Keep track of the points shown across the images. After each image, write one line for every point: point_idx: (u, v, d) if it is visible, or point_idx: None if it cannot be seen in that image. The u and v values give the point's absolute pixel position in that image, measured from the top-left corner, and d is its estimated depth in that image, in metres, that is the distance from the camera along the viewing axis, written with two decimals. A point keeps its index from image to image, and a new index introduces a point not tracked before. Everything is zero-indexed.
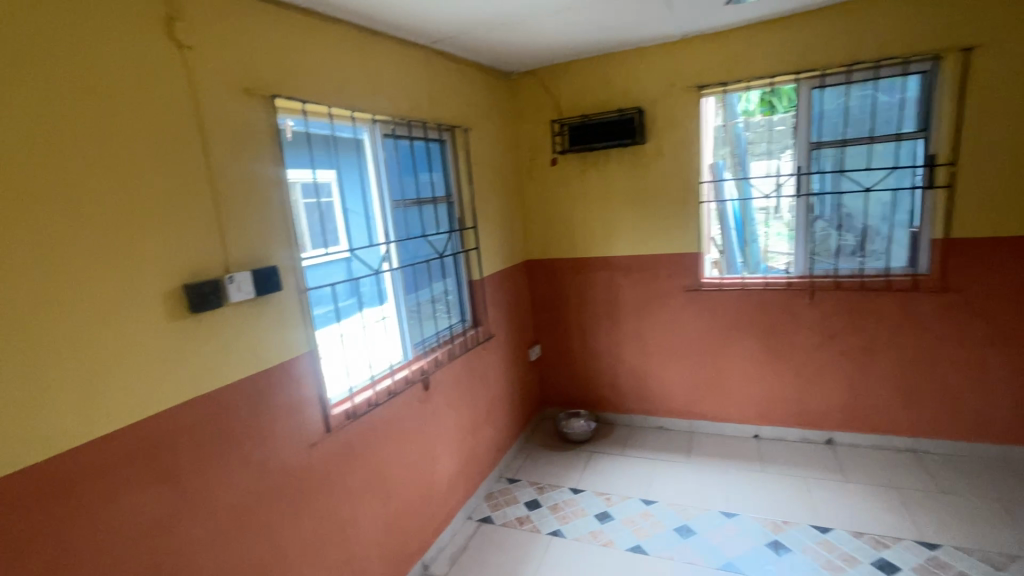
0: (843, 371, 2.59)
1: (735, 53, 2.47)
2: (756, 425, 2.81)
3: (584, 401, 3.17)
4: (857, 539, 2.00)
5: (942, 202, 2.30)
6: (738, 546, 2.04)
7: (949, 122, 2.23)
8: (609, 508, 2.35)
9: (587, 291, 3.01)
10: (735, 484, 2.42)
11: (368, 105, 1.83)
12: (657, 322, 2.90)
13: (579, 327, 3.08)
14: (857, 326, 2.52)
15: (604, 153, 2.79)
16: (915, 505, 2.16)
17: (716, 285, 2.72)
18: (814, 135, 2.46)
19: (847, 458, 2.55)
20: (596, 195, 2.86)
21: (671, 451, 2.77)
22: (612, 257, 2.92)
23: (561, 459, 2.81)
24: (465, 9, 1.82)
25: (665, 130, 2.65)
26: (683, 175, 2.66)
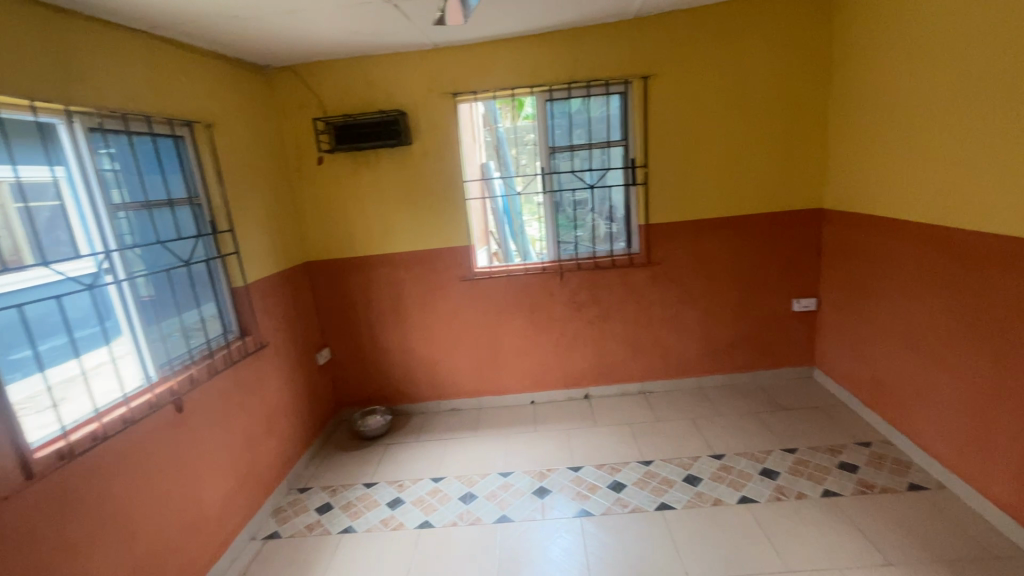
0: (590, 336, 3.15)
1: (481, 66, 2.79)
2: (531, 392, 3.23)
3: (380, 397, 3.24)
4: (598, 470, 2.48)
5: (642, 196, 2.94)
6: (510, 499, 2.34)
7: (641, 133, 2.86)
8: (400, 494, 2.46)
9: (372, 288, 3.07)
10: (512, 447, 2.76)
11: (62, 95, 1.58)
12: (440, 312, 3.11)
13: (367, 325, 3.13)
14: (596, 298, 3.09)
15: (374, 153, 2.88)
16: (640, 434, 2.75)
17: (487, 273, 3.06)
18: (550, 140, 2.93)
19: (598, 408, 3.11)
20: (370, 194, 2.94)
21: (461, 429, 3.01)
22: (392, 254, 3.03)
23: (357, 458, 2.82)
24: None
25: (428, 132, 2.87)
26: (449, 175, 2.92)
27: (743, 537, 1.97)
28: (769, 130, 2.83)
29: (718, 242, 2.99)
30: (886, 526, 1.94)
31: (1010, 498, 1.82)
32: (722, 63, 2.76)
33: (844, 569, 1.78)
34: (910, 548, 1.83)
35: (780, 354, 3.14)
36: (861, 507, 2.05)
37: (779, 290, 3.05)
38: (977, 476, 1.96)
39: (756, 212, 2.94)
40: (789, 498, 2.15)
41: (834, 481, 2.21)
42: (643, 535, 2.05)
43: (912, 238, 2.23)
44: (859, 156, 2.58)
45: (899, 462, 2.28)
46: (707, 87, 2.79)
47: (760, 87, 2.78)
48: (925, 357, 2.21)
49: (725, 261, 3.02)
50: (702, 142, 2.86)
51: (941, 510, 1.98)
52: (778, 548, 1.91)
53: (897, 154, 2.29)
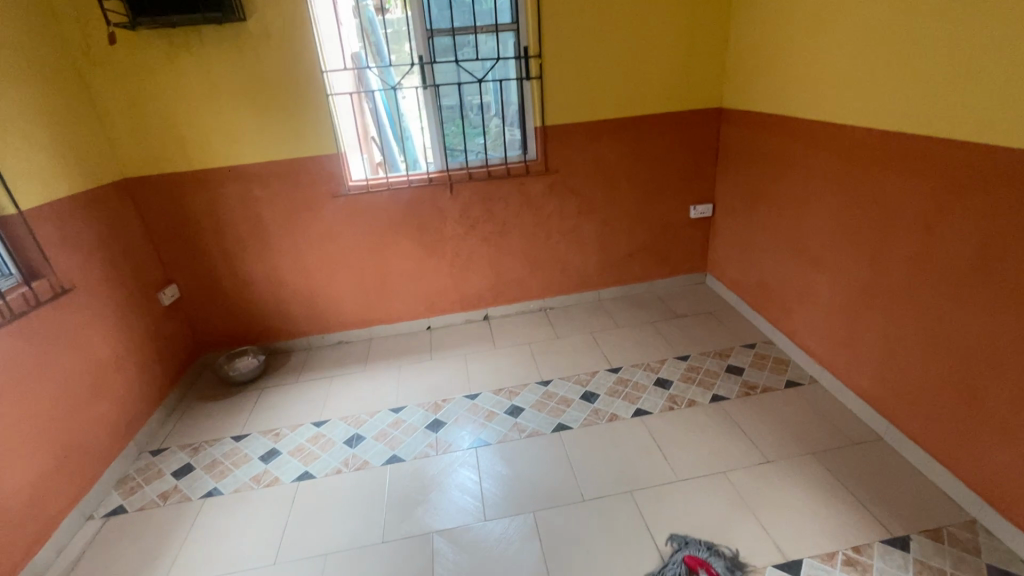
0: (486, 254, 2.90)
1: None
2: (426, 318, 2.98)
3: (250, 335, 2.82)
4: (496, 395, 2.35)
5: (536, 93, 2.59)
6: (401, 437, 2.15)
7: (533, 14, 2.44)
8: (276, 444, 2.18)
9: (220, 210, 2.53)
10: (406, 380, 2.54)
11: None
12: (311, 236, 2.67)
13: (222, 255, 2.61)
14: (490, 212, 2.80)
15: (194, 31, 2.21)
16: (539, 354, 2.65)
17: (363, 188, 2.63)
18: (428, 21, 2.43)
19: (498, 329, 2.95)
20: (196, 88, 2.29)
21: (349, 363, 2.73)
22: (241, 167, 2.47)
23: (224, 408, 2.46)
24: None
25: (267, 4, 2.23)
26: (302, 64, 2.35)
27: (638, 451, 1.96)
28: (672, 15, 2.54)
29: (617, 145, 2.77)
30: (765, 423, 2.02)
31: (871, 388, 1.95)
32: None
33: (728, 470, 1.83)
34: (785, 442, 1.92)
35: (676, 262, 3.13)
36: (745, 408, 2.11)
37: (677, 197, 2.96)
38: (845, 370, 2.07)
39: (656, 111, 2.73)
40: (680, 406, 2.17)
41: (722, 385, 2.26)
42: (541, 459, 1.98)
43: (805, 137, 2.14)
44: (761, 46, 2.39)
45: (779, 361, 2.38)
46: None
47: None
48: (807, 260, 2.23)
49: (625, 167, 2.83)
50: (603, 28, 2.51)
51: (813, 403, 2.10)
52: (669, 457, 1.92)
53: (798, 42, 2.12)
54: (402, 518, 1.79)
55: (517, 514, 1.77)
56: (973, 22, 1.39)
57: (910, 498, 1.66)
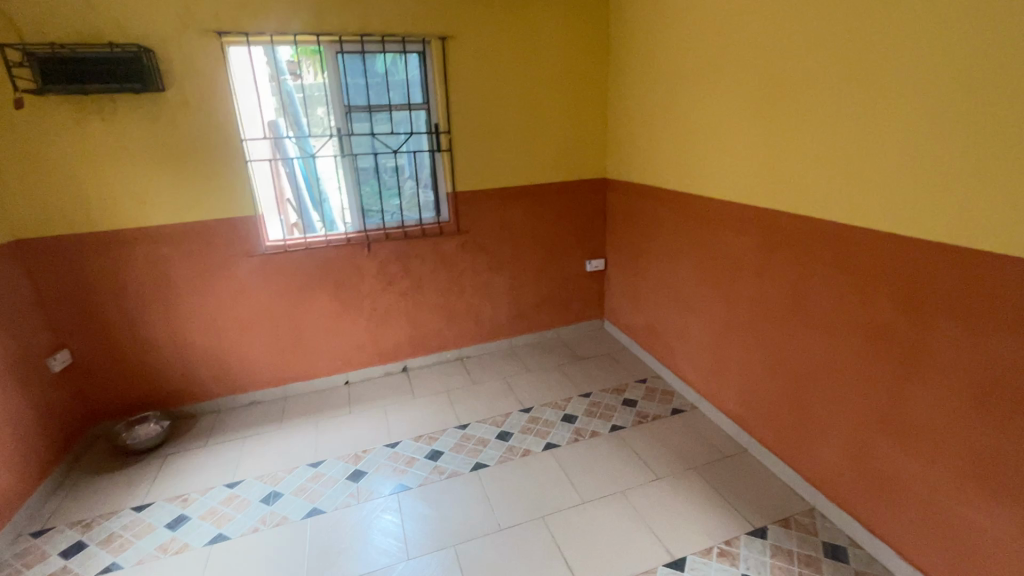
0: (403, 308, 3.06)
1: (251, 3, 2.39)
2: (344, 373, 3.03)
3: (150, 400, 2.68)
4: (416, 442, 2.46)
5: (447, 163, 2.91)
6: (321, 490, 2.17)
7: (442, 96, 2.79)
8: (184, 511, 2.09)
9: (125, 271, 2.48)
10: (324, 434, 2.56)
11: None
12: (225, 295, 2.68)
13: (124, 317, 2.53)
14: (406, 268, 3.00)
15: (108, 98, 2.27)
16: (457, 400, 2.80)
17: (280, 247, 2.72)
18: (346, 98, 2.68)
19: (416, 379, 3.07)
20: (107, 151, 2.32)
21: (263, 423, 2.68)
22: (151, 228, 2.48)
23: (121, 479, 2.31)
24: None
25: (187, 78, 2.36)
26: (221, 131, 2.47)
27: (548, 480, 2.16)
28: (560, 102, 3.02)
29: (520, 209, 3.14)
30: (655, 446, 2.33)
31: (735, 408, 2.34)
32: (517, 31, 2.82)
33: (625, 489, 2.09)
34: (671, 461, 2.23)
35: (577, 310, 3.49)
36: (638, 434, 2.41)
37: (575, 254, 3.36)
38: (715, 395, 2.46)
39: (552, 180, 3.16)
40: (584, 437, 2.42)
41: (619, 416, 2.56)
42: (460, 497, 2.10)
43: (670, 203, 2.62)
44: (631, 129, 2.92)
45: (665, 392, 2.75)
46: (507, 54, 2.84)
47: (549, 60, 2.93)
48: (680, 304, 2.66)
49: (528, 227, 3.19)
50: (503, 110, 2.92)
51: (693, 426, 2.46)
52: (576, 482, 2.14)
53: (658, 129, 2.65)
54: (324, 568, 1.82)
55: (439, 550, 1.86)
56: (771, 126, 1.91)
57: (767, 496, 2.00)
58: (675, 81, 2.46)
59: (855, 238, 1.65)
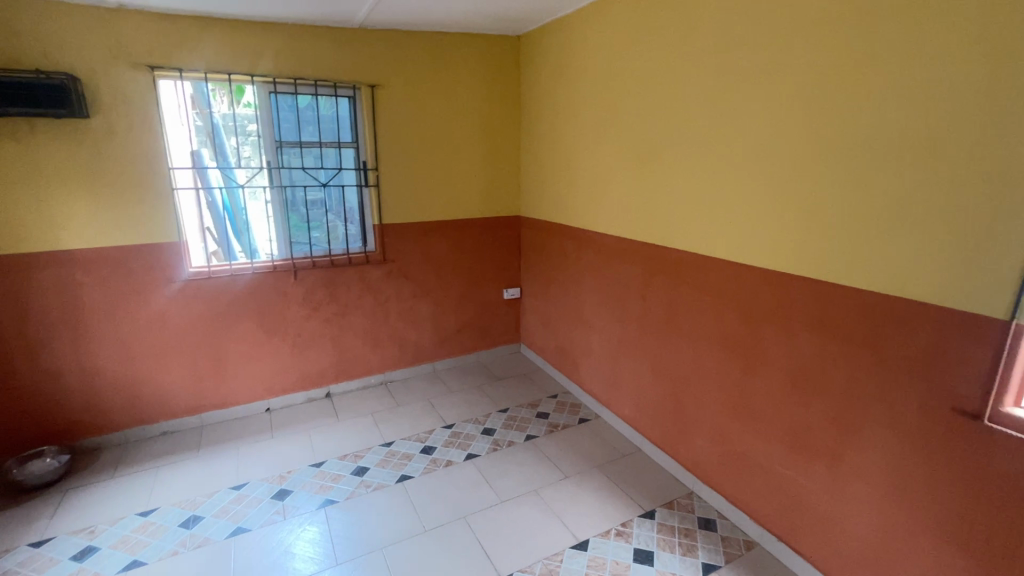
0: (328, 334, 3.16)
1: (186, 42, 2.52)
2: (266, 400, 3.04)
3: (47, 434, 2.53)
4: (341, 460, 2.55)
5: (374, 197, 3.14)
6: (244, 510, 2.20)
7: (371, 137, 3.04)
8: (92, 541, 2.02)
9: (29, 296, 2.39)
10: (245, 459, 2.57)
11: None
12: (141, 321, 2.64)
13: (24, 345, 2.41)
14: (332, 295, 3.12)
15: (26, 122, 2.26)
16: (381, 421, 2.93)
17: (204, 273, 2.75)
18: (277, 134, 2.84)
19: (340, 404, 3.14)
20: (19, 173, 2.28)
21: (177, 452, 2.62)
22: (64, 252, 2.43)
23: (13, 517, 2.16)
24: None
25: (115, 106, 2.41)
26: (147, 159, 2.52)
27: (469, 485, 2.36)
28: (479, 148, 3.39)
29: (443, 241, 3.41)
30: (564, 450, 2.62)
31: (630, 413, 2.71)
32: (440, 84, 3.17)
33: (538, 488, 2.34)
34: (578, 462, 2.53)
35: (496, 336, 3.77)
36: (550, 441, 2.70)
37: (493, 283, 3.67)
38: (614, 403, 2.83)
39: (472, 216, 3.47)
40: (503, 447, 2.66)
41: (533, 427, 2.83)
42: (387, 506, 2.24)
43: (574, 238, 3.04)
44: (541, 173, 3.34)
45: (574, 404, 3.08)
46: (431, 103, 3.17)
47: (468, 109, 3.29)
48: (584, 325, 3.04)
49: (450, 258, 3.46)
50: (427, 152, 3.22)
51: (596, 432, 2.79)
52: (495, 485, 2.36)
53: (563, 174, 3.08)
54: None
55: (367, 554, 1.98)
56: (647, 176, 2.38)
57: (656, 485, 2.36)
58: (575, 135, 2.91)
59: (709, 265, 2.11)
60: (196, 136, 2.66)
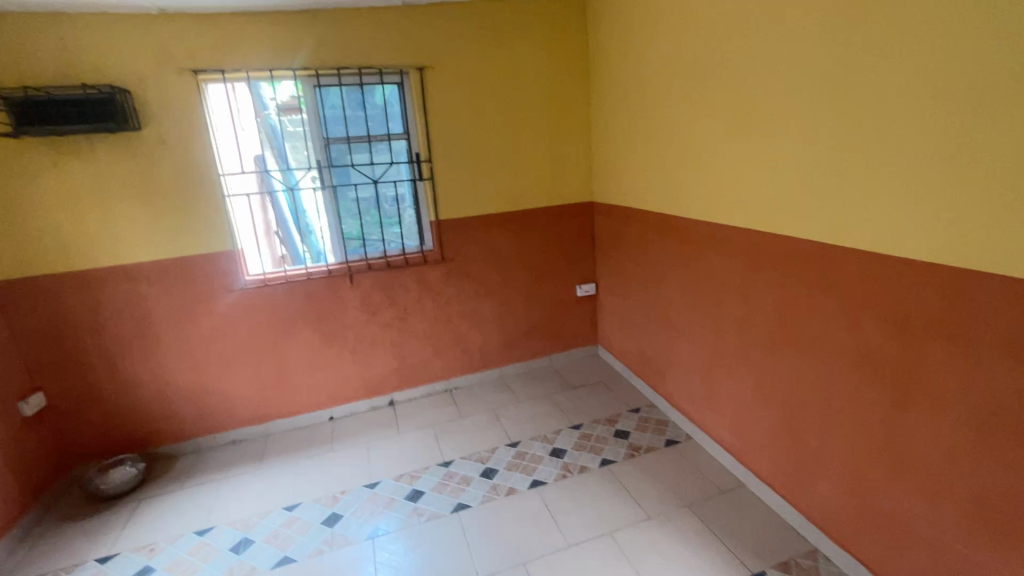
0: (388, 339, 2.99)
1: (227, 41, 2.41)
2: (328, 408, 2.95)
3: (129, 441, 2.62)
4: (397, 481, 2.35)
5: (429, 192, 2.88)
6: (293, 536, 2.07)
7: (423, 126, 2.78)
8: (150, 561, 2.00)
9: (102, 310, 2.45)
10: (303, 475, 2.46)
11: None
12: (204, 331, 2.63)
13: (101, 357, 2.48)
14: (391, 299, 2.94)
15: (84, 139, 2.27)
16: (442, 435, 2.70)
17: (260, 281, 2.68)
18: (324, 130, 2.67)
19: (402, 413, 2.97)
20: (82, 190, 2.31)
21: (241, 463, 2.60)
22: (128, 266, 2.45)
23: (91, 527, 2.22)
24: None
25: (164, 115, 2.37)
26: (197, 167, 2.46)
27: (532, 521, 2.03)
28: (543, 128, 3.00)
29: (507, 235, 3.08)
30: (646, 481, 2.20)
31: (730, 439, 2.21)
32: (497, 59, 2.82)
33: (614, 530, 1.96)
34: (663, 497, 2.10)
35: (570, 337, 3.39)
36: (629, 469, 2.29)
37: (565, 279, 3.28)
38: (710, 424, 2.34)
39: (538, 205, 3.10)
40: (573, 473, 2.29)
41: (610, 449, 2.43)
42: (438, 542, 1.98)
43: (656, 226, 2.55)
44: (615, 152, 2.87)
45: (659, 422, 2.62)
46: (488, 82, 2.83)
47: (528, 85, 2.91)
48: (670, 329, 2.56)
49: (515, 254, 3.13)
50: (485, 137, 2.89)
51: (687, 458, 2.32)
52: (561, 523, 2.02)
53: (641, 150, 2.60)
54: None
55: None
56: (749, 144, 1.85)
57: (766, 536, 1.86)
58: (654, 101, 2.41)
59: (840, 258, 1.56)
60: (253, 140, 2.59)
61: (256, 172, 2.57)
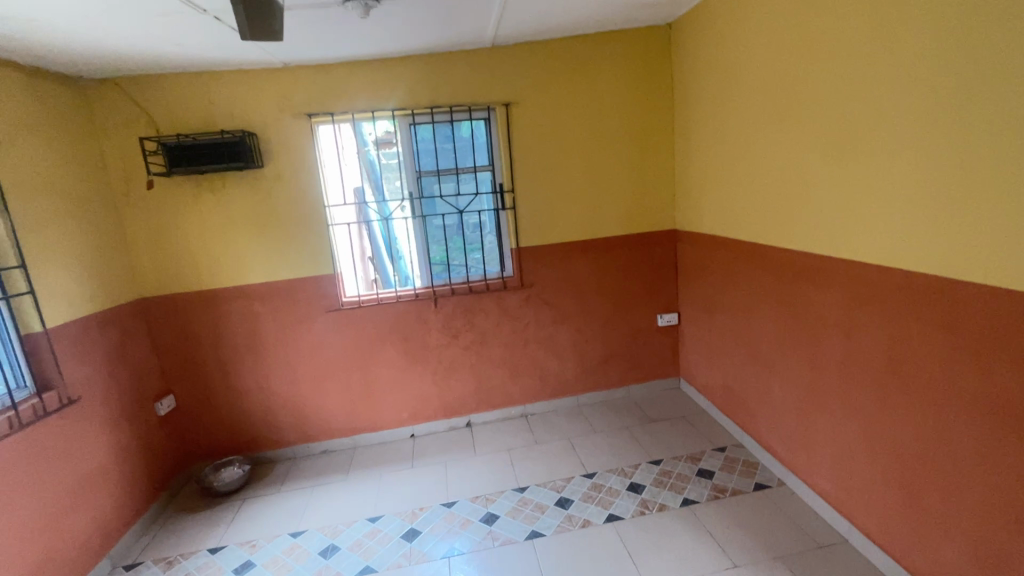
0: (468, 362, 3.09)
1: (337, 87, 2.70)
2: (410, 426, 3.08)
3: (237, 444, 2.90)
4: (473, 502, 2.40)
5: (511, 221, 2.99)
6: (376, 547, 2.16)
7: (507, 159, 2.91)
8: (251, 556, 2.19)
9: (223, 325, 2.77)
10: (386, 488, 2.58)
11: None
12: (304, 348, 2.88)
13: (219, 366, 2.80)
14: (471, 323, 3.05)
15: (219, 177, 2.63)
16: (517, 460, 2.71)
17: (355, 303, 2.90)
18: (417, 164, 2.88)
19: (479, 436, 3.03)
20: (214, 220, 2.67)
21: (331, 472, 2.78)
22: (246, 286, 2.76)
23: (204, 520, 2.47)
24: None
25: (282, 154, 2.69)
26: (307, 199, 2.75)
27: (608, 557, 1.98)
28: (626, 156, 3.01)
29: (586, 262, 3.10)
30: (733, 527, 2.06)
31: (830, 487, 2.02)
32: (581, 92, 2.89)
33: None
34: (752, 546, 1.95)
35: (649, 368, 3.30)
36: (713, 511, 2.16)
37: (645, 308, 3.21)
38: (805, 470, 2.15)
39: (618, 233, 3.10)
40: (652, 511, 2.21)
41: (692, 489, 2.31)
42: (513, 568, 1.99)
43: (744, 255, 2.45)
44: (700, 179, 2.81)
45: (747, 464, 2.46)
46: (571, 114, 2.91)
47: (610, 115, 2.94)
48: (760, 364, 2.42)
49: (594, 281, 3.13)
50: (567, 167, 2.96)
51: (779, 506, 2.15)
52: (639, 562, 1.94)
53: (727, 178, 2.53)
54: None
55: None
56: (850, 170, 1.75)
57: None
58: (743, 128, 2.35)
59: (962, 292, 1.41)
60: (354, 174, 2.84)
61: (355, 205, 2.80)
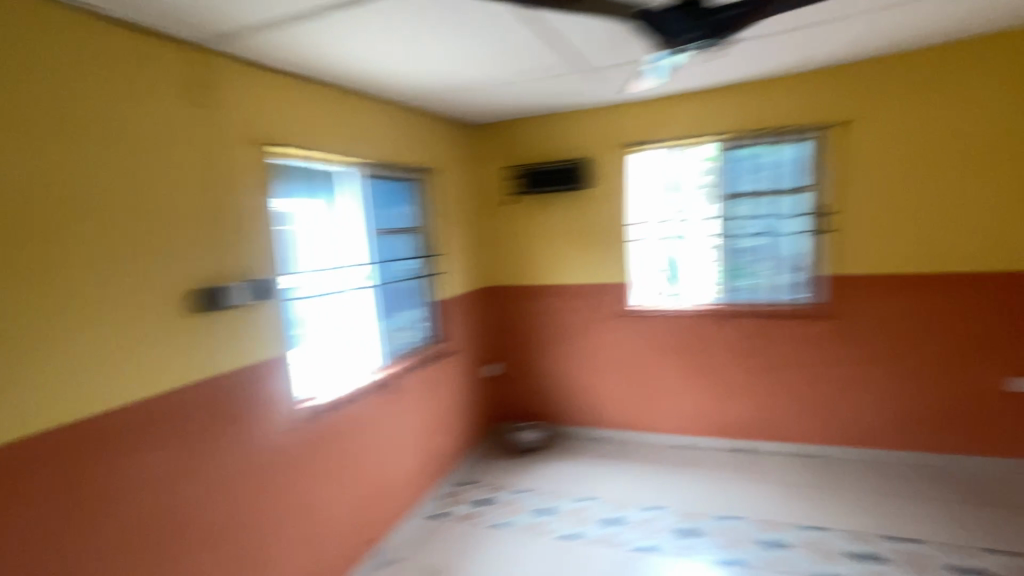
0: (749, 388, 3.05)
1: (654, 120, 3.03)
2: (681, 436, 3.22)
3: (533, 415, 3.53)
4: (750, 522, 2.41)
5: (826, 247, 2.81)
6: (651, 531, 2.41)
7: (833, 180, 2.75)
8: (546, 505, 2.69)
9: (537, 316, 3.41)
10: (657, 484, 2.80)
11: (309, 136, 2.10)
12: (596, 346, 3.32)
13: (529, 349, 3.46)
14: (758, 349, 3.00)
15: (551, 196, 3.27)
16: (801, 497, 2.59)
17: (642, 312, 3.20)
18: (728, 186, 2.97)
19: (754, 463, 2.97)
20: (543, 231, 3.32)
21: (606, 457, 3.14)
22: (558, 287, 3.34)
23: (509, 468, 3.12)
24: (442, 69, 2.17)
25: (600, 179, 3.17)
26: (616, 217, 3.17)
27: None
28: (991, 181, 2.50)
29: (914, 301, 2.69)
30: None
31: None
32: (931, 109, 2.54)
33: None
34: None
35: (998, 443, 2.63)
36: None
37: (1000, 368, 2.59)
38: None
39: (968, 272, 2.58)
40: None
41: None
42: None
43: None
44: None
45: None
46: (911, 134, 2.59)
47: (985, 130, 2.48)
48: None
49: (923, 324, 2.69)
50: (902, 192, 2.63)
51: None
52: None
53: None
54: None
55: None
56: None
57: None
58: None
59: None
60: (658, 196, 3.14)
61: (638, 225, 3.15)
